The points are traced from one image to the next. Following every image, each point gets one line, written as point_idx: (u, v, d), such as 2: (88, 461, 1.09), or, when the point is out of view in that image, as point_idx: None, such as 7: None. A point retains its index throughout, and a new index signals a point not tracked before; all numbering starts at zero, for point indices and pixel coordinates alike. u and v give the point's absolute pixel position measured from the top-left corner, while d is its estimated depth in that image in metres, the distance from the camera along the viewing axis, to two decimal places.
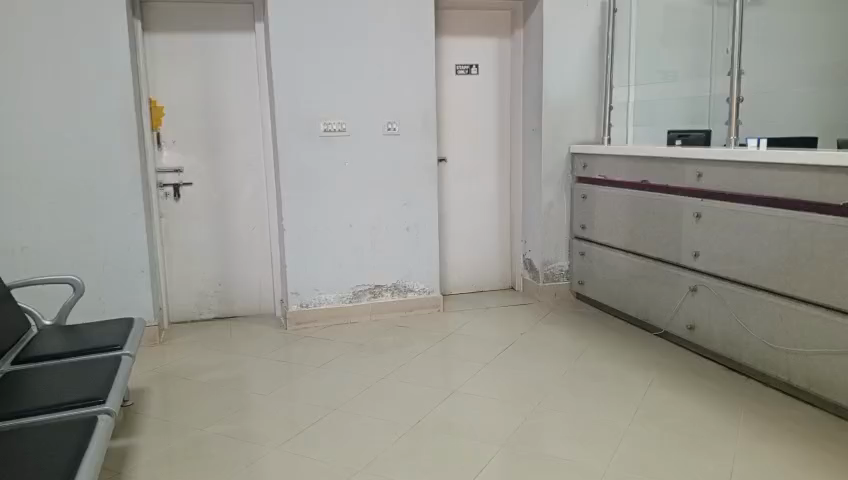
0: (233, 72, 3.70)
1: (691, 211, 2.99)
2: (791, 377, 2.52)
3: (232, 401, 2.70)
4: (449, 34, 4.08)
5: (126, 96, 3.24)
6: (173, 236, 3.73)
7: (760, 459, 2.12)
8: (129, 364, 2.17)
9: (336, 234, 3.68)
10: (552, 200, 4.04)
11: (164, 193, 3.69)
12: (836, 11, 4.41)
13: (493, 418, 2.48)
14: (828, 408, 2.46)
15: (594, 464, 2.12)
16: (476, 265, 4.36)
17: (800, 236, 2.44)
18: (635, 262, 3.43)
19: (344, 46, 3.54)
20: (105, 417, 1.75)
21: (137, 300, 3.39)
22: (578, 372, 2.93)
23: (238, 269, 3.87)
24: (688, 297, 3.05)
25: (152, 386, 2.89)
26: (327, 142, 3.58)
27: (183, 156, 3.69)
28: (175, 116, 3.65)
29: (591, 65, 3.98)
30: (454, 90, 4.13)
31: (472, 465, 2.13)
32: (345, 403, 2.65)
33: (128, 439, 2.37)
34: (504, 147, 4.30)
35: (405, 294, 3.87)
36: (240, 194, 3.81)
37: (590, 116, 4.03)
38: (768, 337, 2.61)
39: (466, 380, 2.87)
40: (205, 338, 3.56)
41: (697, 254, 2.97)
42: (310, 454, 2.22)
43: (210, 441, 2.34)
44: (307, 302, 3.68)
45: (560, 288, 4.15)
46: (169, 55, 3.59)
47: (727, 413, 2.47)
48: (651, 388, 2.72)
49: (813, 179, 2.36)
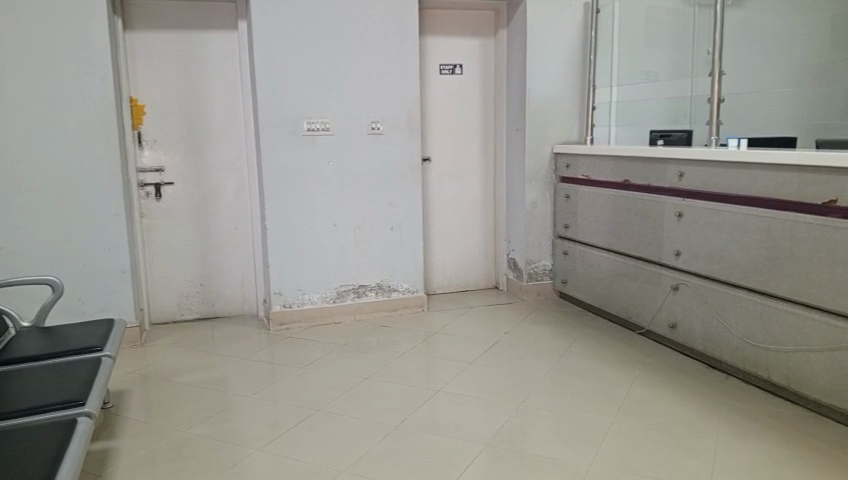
0: (216, 72, 3.69)
1: (672, 211, 3.02)
2: (771, 374, 2.55)
3: (215, 403, 2.71)
4: (432, 34, 4.08)
5: (106, 95, 3.23)
6: (156, 237, 3.73)
7: (738, 457, 2.14)
8: (110, 366, 2.16)
9: (320, 235, 3.68)
10: (535, 199, 4.06)
11: (145, 193, 3.68)
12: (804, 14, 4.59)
13: (475, 417, 2.50)
14: (806, 404, 2.49)
15: (574, 461, 2.14)
16: (460, 264, 4.38)
17: (779, 234, 2.46)
18: (617, 261, 3.45)
19: (327, 44, 3.53)
20: (85, 420, 1.75)
21: (119, 300, 3.39)
22: (559, 371, 2.95)
23: (221, 270, 3.87)
24: (669, 296, 3.08)
25: (132, 388, 2.89)
26: (310, 141, 3.58)
27: (165, 156, 3.69)
28: (156, 115, 3.64)
29: (575, 65, 4.00)
30: (438, 90, 4.14)
31: (456, 465, 2.14)
32: (327, 404, 2.66)
33: (110, 441, 2.37)
34: (488, 146, 4.32)
35: (389, 294, 3.89)
36: (223, 194, 3.81)
37: (573, 116, 4.05)
38: (748, 335, 2.64)
39: (448, 379, 2.89)
40: (183, 339, 3.56)
41: (679, 253, 2.99)
42: (293, 455, 2.23)
43: (193, 443, 2.34)
44: (290, 302, 3.69)
45: (543, 287, 4.18)
46: (151, 54, 3.58)
47: (705, 410, 2.50)
48: (632, 386, 2.74)
49: (791, 179, 2.39)
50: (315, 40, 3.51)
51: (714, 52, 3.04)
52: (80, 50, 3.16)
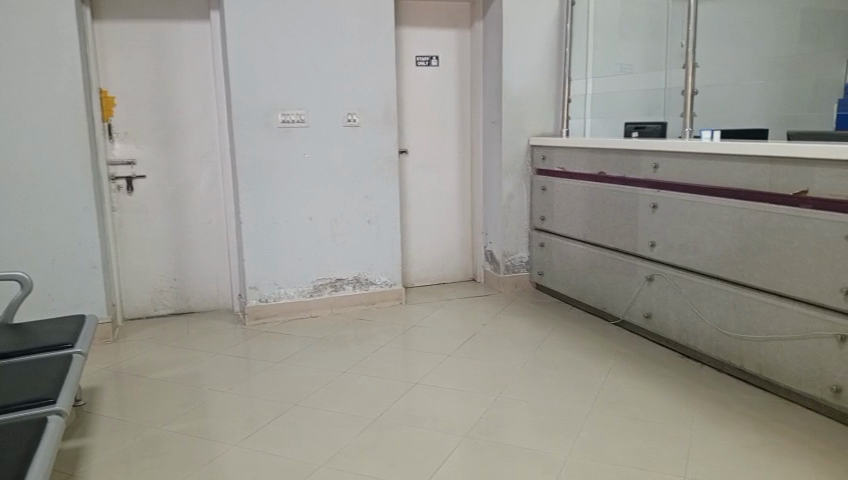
0: (188, 63, 3.63)
1: (647, 202, 3.05)
2: (744, 363, 2.59)
3: (189, 398, 2.67)
4: (409, 25, 4.05)
5: (74, 85, 3.15)
6: (127, 232, 3.66)
7: (712, 444, 2.17)
8: (81, 363, 2.12)
9: (296, 228, 3.65)
10: (512, 191, 4.07)
11: (116, 186, 3.61)
12: (773, 7, 4.67)
13: (453, 409, 2.50)
14: (778, 392, 2.53)
15: (551, 452, 2.15)
16: (437, 257, 4.38)
17: (751, 225, 2.50)
18: (593, 253, 3.48)
19: (302, 35, 3.49)
20: (56, 418, 1.71)
21: (90, 296, 3.33)
22: (536, 362, 2.96)
23: (195, 264, 3.82)
24: (645, 286, 3.11)
25: (105, 385, 2.83)
26: (285, 133, 3.53)
27: (136, 148, 3.62)
28: (127, 106, 3.56)
29: (551, 57, 4.00)
30: (414, 82, 4.11)
31: (434, 457, 2.14)
32: (305, 399, 2.63)
33: (83, 439, 2.33)
34: (465, 138, 4.32)
35: (366, 287, 3.87)
36: (196, 187, 3.76)
37: (550, 108, 4.06)
38: (720, 324, 2.68)
39: (427, 372, 2.88)
40: (157, 335, 3.51)
41: (654, 244, 3.02)
42: (270, 450, 2.22)
43: (168, 440, 2.31)
44: (266, 297, 3.65)
45: (520, 279, 4.20)
46: (121, 44, 3.50)
47: (680, 399, 2.53)
48: (608, 376, 2.76)
49: (764, 170, 2.42)
50: (290, 30, 3.46)
51: (688, 44, 3.05)
52: (48, 40, 3.08)
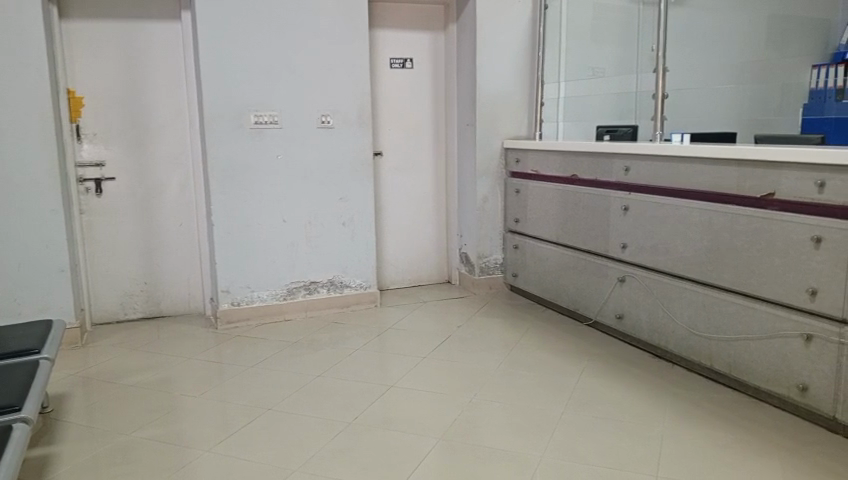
0: (159, 63, 3.58)
1: (618, 204, 3.08)
2: (713, 362, 2.63)
3: (160, 404, 2.64)
4: (383, 27, 4.05)
5: (41, 86, 3.09)
6: (96, 235, 3.60)
7: (683, 442, 2.20)
8: (48, 369, 2.08)
9: (269, 230, 3.61)
10: (486, 193, 4.08)
11: (85, 188, 3.55)
12: (740, 11, 4.75)
13: (427, 412, 2.50)
14: (747, 391, 2.57)
15: (524, 452, 2.17)
16: (412, 260, 4.38)
17: (719, 227, 2.54)
18: (566, 254, 3.51)
19: (275, 36, 3.46)
20: (21, 427, 1.67)
21: (57, 300, 3.26)
22: (511, 364, 2.97)
23: (166, 267, 3.77)
24: (617, 287, 3.14)
25: (73, 391, 2.78)
26: (258, 134, 3.51)
27: (105, 149, 3.56)
28: (96, 107, 3.51)
29: (523, 60, 4.03)
30: (389, 84, 4.11)
31: (409, 459, 2.14)
32: (278, 403, 2.61)
33: (50, 447, 2.28)
34: (439, 141, 4.33)
35: (340, 290, 3.86)
36: (167, 188, 3.70)
37: (523, 111, 4.09)
38: (691, 324, 2.71)
39: (402, 374, 2.88)
40: (127, 339, 3.45)
41: (625, 245, 3.06)
42: (243, 455, 2.19)
43: (138, 447, 2.27)
44: (238, 300, 3.61)
45: (494, 281, 4.22)
46: (89, 44, 3.45)
47: (652, 398, 2.56)
48: (581, 377, 2.79)
49: (732, 173, 2.46)
50: (263, 32, 3.43)
51: (658, 49, 3.10)
52: (13, 38, 3.01)
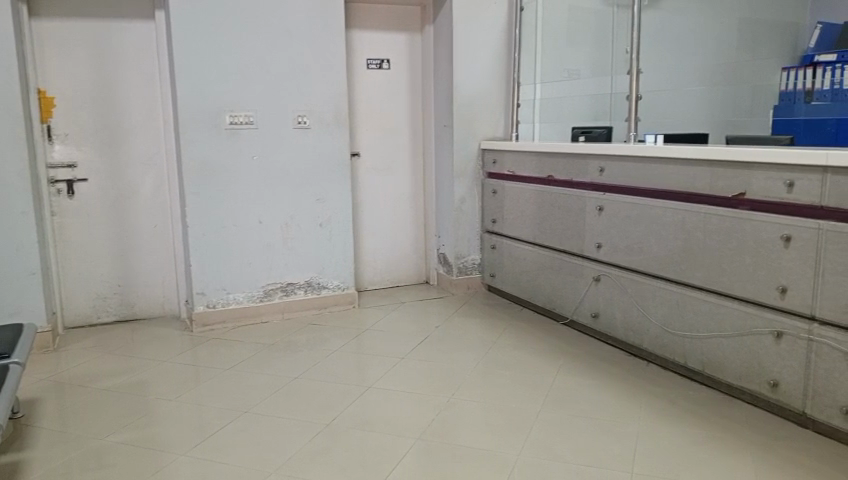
0: (132, 63, 3.54)
1: (593, 204, 3.12)
2: (687, 360, 2.67)
3: (135, 407, 2.60)
4: (360, 27, 4.04)
5: (10, 85, 3.03)
6: (68, 237, 3.54)
7: (658, 439, 2.23)
8: (19, 373, 2.04)
9: (246, 231, 3.59)
10: (464, 193, 4.10)
11: (56, 190, 3.48)
12: (712, 15, 4.84)
13: (405, 412, 2.50)
14: (720, 387, 2.61)
15: (502, 451, 2.18)
16: (390, 260, 4.38)
17: (692, 226, 2.57)
18: (542, 254, 3.54)
19: (251, 36, 3.44)
20: None
21: (28, 304, 3.20)
22: (489, 364, 2.98)
23: (141, 269, 3.72)
24: (592, 287, 3.17)
25: (44, 396, 2.73)
26: (233, 135, 3.48)
27: (77, 150, 3.50)
28: (66, 107, 3.44)
29: (499, 61, 4.06)
30: (366, 85, 4.11)
31: (387, 460, 2.14)
32: (255, 405, 2.59)
33: (20, 453, 2.23)
34: (417, 142, 4.33)
35: (318, 291, 3.84)
36: (141, 190, 3.66)
37: (499, 112, 4.12)
38: (665, 322, 2.75)
39: (379, 375, 2.88)
40: (100, 343, 3.39)
41: (600, 245, 3.09)
42: (221, 459, 2.17)
43: (112, 451, 2.24)
44: (214, 302, 3.58)
45: (472, 281, 4.23)
46: (60, 43, 3.39)
47: (628, 396, 2.58)
48: (558, 376, 2.81)
49: (704, 173, 2.50)
50: (238, 32, 3.41)
51: (631, 50, 3.13)
52: None
